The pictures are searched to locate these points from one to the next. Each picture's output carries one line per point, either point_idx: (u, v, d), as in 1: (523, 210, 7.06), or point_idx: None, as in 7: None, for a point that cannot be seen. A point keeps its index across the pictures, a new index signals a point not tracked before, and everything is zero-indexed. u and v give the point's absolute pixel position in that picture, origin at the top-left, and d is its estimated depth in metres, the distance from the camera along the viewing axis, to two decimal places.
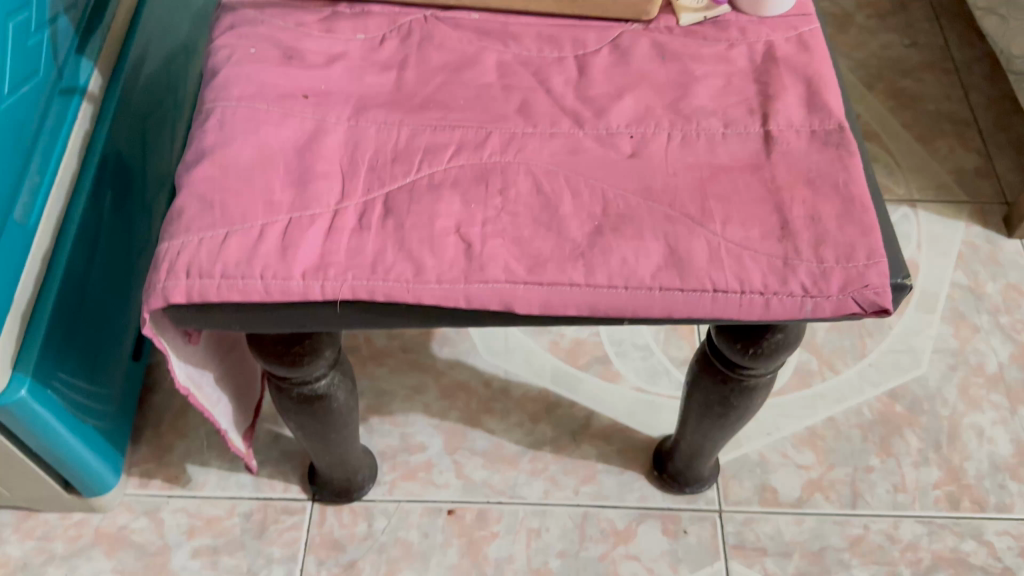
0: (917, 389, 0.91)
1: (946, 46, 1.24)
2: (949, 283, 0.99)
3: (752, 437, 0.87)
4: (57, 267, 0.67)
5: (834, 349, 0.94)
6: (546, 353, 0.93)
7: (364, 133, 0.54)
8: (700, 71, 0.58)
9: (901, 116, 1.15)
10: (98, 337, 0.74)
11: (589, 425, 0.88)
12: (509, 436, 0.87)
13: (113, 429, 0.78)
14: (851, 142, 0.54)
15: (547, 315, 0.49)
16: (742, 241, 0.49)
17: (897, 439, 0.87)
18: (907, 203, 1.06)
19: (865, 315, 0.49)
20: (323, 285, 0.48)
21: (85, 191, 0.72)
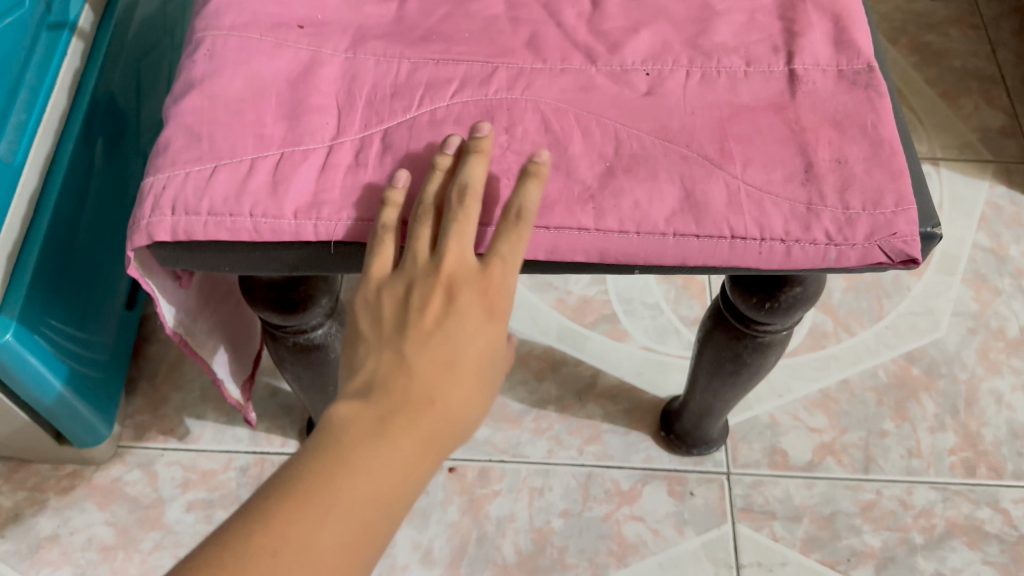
0: (935, 352, 0.88)
1: (973, 0, 1.19)
2: (971, 244, 0.96)
3: (762, 400, 0.85)
4: (45, 209, 0.65)
5: (850, 310, 0.91)
6: (552, 310, 0.90)
7: (362, 66, 0.51)
8: (721, 6, 0.54)
9: (926, 73, 1.11)
10: (89, 284, 0.71)
11: (595, 384, 0.86)
12: (513, 394, 0.85)
13: (106, 380, 0.76)
14: (882, 83, 0.50)
15: (553, 261, 0.46)
16: (764, 184, 0.46)
17: (912, 403, 0.85)
18: (930, 161, 1.03)
19: (892, 266, 0.46)
20: (317, 225, 0.45)
21: (75, 132, 0.68)
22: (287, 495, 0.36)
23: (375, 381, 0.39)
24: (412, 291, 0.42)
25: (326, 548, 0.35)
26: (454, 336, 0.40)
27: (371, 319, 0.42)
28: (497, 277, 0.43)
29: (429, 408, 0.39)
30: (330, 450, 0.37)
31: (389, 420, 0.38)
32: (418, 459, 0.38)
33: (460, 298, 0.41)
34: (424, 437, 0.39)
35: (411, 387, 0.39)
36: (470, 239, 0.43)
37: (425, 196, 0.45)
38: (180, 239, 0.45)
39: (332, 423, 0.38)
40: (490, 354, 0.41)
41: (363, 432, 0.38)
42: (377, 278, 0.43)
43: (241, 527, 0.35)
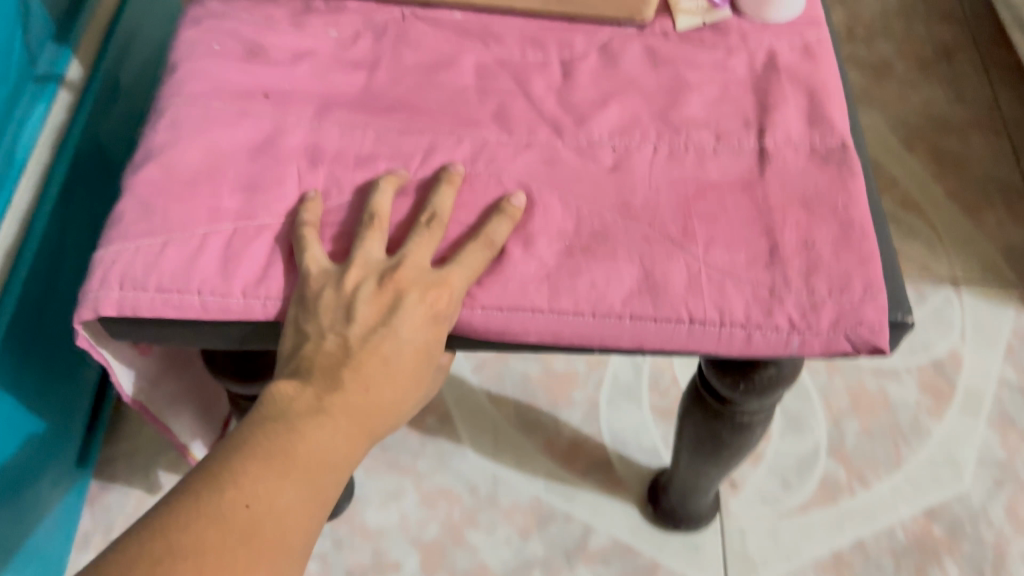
0: (960, 509, 0.82)
1: (996, 103, 1.13)
2: (997, 380, 0.90)
3: (770, 565, 0.79)
4: (19, 271, 0.64)
5: (866, 459, 0.85)
6: (538, 457, 0.85)
7: (326, 135, 0.50)
8: (693, 79, 0.53)
9: (946, 183, 1.05)
10: (55, 360, 0.71)
11: (584, 544, 0.80)
12: (490, 554, 0.80)
13: (50, 539, 0.76)
14: (855, 161, 0.49)
15: (506, 341, 0.45)
16: (726, 267, 0.45)
17: (935, 570, 0.79)
18: (950, 283, 0.97)
19: (859, 355, 0.44)
20: (265, 303, 0.44)
21: (51, 196, 0.67)
22: (246, 461, 0.38)
23: (314, 365, 0.41)
24: (359, 287, 0.42)
25: (288, 506, 0.37)
26: (395, 331, 0.41)
27: (317, 308, 0.42)
28: (452, 283, 0.43)
29: (365, 393, 0.40)
30: (278, 421, 0.39)
31: (330, 400, 0.40)
32: (362, 432, 0.40)
33: (409, 294, 0.41)
34: (364, 417, 0.40)
35: (350, 372, 0.40)
36: (430, 250, 0.44)
37: (379, 210, 0.46)
38: (126, 316, 0.43)
39: (275, 403, 0.40)
40: (431, 350, 0.42)
41: (306, 410, 0.40)
42: (321, 273, 0.43)
43: (205, 488, 0.37)
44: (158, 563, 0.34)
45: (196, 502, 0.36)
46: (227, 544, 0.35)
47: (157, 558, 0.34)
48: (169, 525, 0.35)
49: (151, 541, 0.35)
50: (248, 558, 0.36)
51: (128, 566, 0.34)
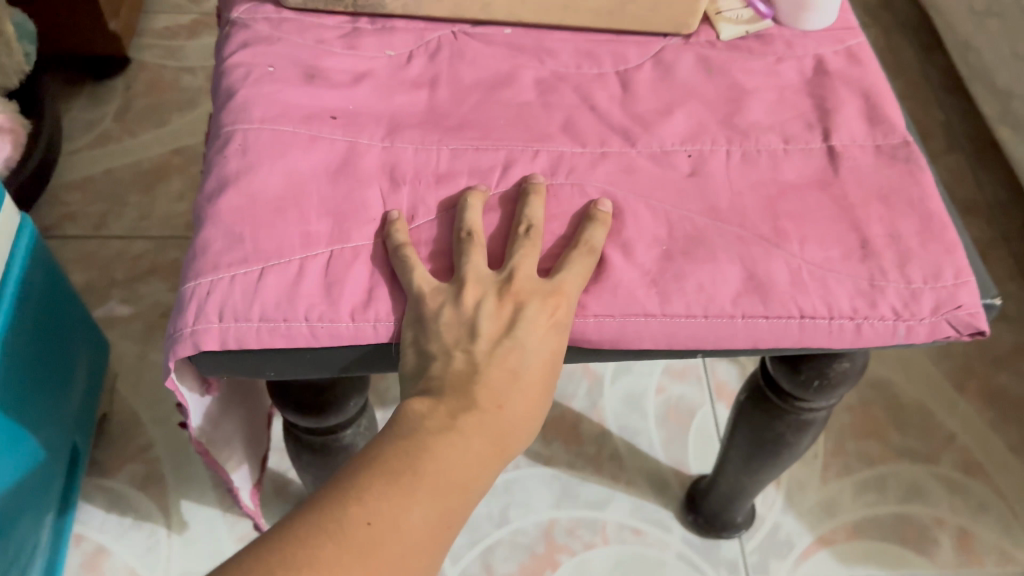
0: None
1: None
2: None
3: None
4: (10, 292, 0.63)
5: None
6: None
7: (401, 154, 0.49)
8: (750, 85, 0.55)
9: (1008, 434, 0.88)
10: (44, 385, 0.68)
11: None
12: None
13: None
14: (920, 157, 0.51)
15: (618, 349, 0.45)
16: (823, 262, 0.45)
17: None
18: None
19: (958, 338, 0.46)
20: (376, 326, 0.42)
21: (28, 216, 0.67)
22: (372, 479, 0.37)
23: (445, 383, 0.40)
24: (480, 303, 0.41)
25: (409, 527, 0.36)
26: (521, 343, 0.41)
27: (438, 326, 0.41)
28: (566, 292, 0.42)
29: (498, 410, 0.40)
30: (408, 443, 0.38)
31: (462, 419, 0.39)
32: (493, 453, 0.40)
33: (530, 306, 0.41)
34: (496, 437, 0.39)
35: (482, 388, 0.40)
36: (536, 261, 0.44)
37: (471, 223, 0.45)
38: (230, 348, 0.41)
39: (406, 420, 0.39)
40: (553, 363, 0.42)
41: (439, 428, 0.39)
42: (435, 292, 0.42)
43: (330, 504, 0.36)
44: (274, 572, 0.34)
45: (319, 516, 0.36)
46: (346, 560, 0.35)
47: (273, 571, 0.34)
48: (290, 537, 0.35)
49: (271, 549, 0.34)
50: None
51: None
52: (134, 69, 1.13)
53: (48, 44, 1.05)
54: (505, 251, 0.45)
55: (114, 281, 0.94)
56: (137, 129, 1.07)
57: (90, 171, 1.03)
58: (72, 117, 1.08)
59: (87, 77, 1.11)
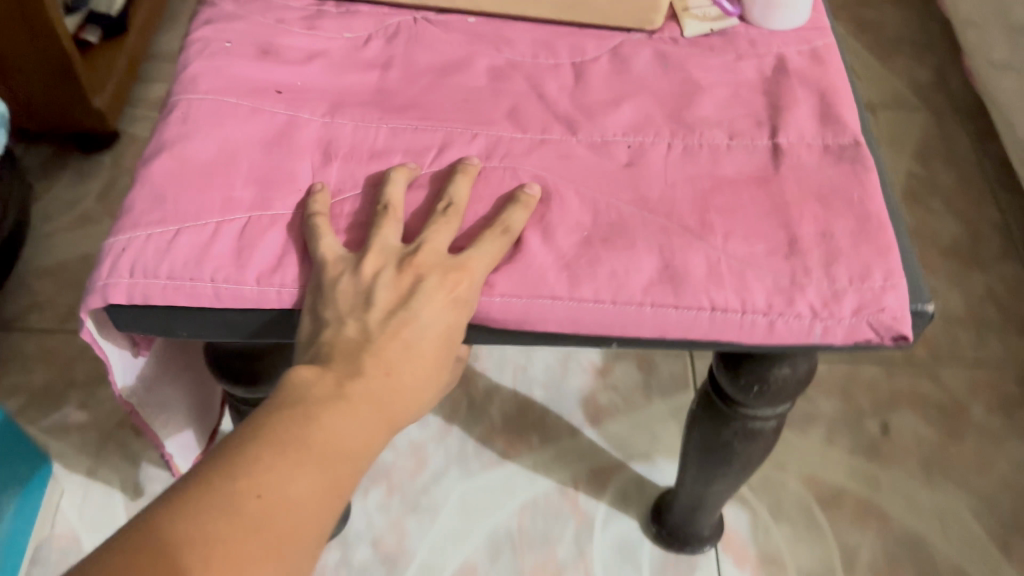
0: None
1: None
2: None
3: None
4: None
5: None
6: None
7: (339, 130, 0.50)
8: (704, 81, 0.54)
9: None
10: None
11: None
12: None
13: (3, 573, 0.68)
14: (869, 159, 0.49)
15: (525, 331, 0.44)
16: (745, 257, 0.44)
17: None
18: None
19: (881, 344, 0.44)
20: (280, 291, 0.42)
21: None
22: (260, 448, 0.36)
23: (334, 350, 0.40)
24: (378, 273, 0.41)
25: (302, 496, 0.36)
26: (417, 315, 0.40)
27: (334, 293, 0.41)
28: (471, 269, 0.42)
29: (387, 378, 0.39)
30: (294, 410, 0.38)
31: (350, 386, 0.39)
32: (382, 421, 0.39)
33: (429, 279, 0.41)
34: (384, 404, 0.39)
35: (371, 356, 0.39)
36: (446, 237, 0.43)
37: (388, 197, 0.45)
38: (136, 304, 0.43)
39: (293, 388, 0.39)
40: (452, 336, 0.41)
41: (326, 396, 0.38)
42: (337, 260, 0.42)
43: (216, 479, 0.35)
44: (166, 554, 0.33)
45: (206, 491, 0.35)
46: (239, 536, 0.34)
47: (163, 550, 0.33)
48: (176, 514, 0.34)
49: (159, 531, 0.34)
50: (258, 551, 0.34)
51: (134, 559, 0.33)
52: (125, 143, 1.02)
53: (32, 118, 0.95)
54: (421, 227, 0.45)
55: (73, 381, 0.84)
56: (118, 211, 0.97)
57: (65, 256, 0.93)
58: (53, 196, 0.98)
59: (74, 149, 1.01)
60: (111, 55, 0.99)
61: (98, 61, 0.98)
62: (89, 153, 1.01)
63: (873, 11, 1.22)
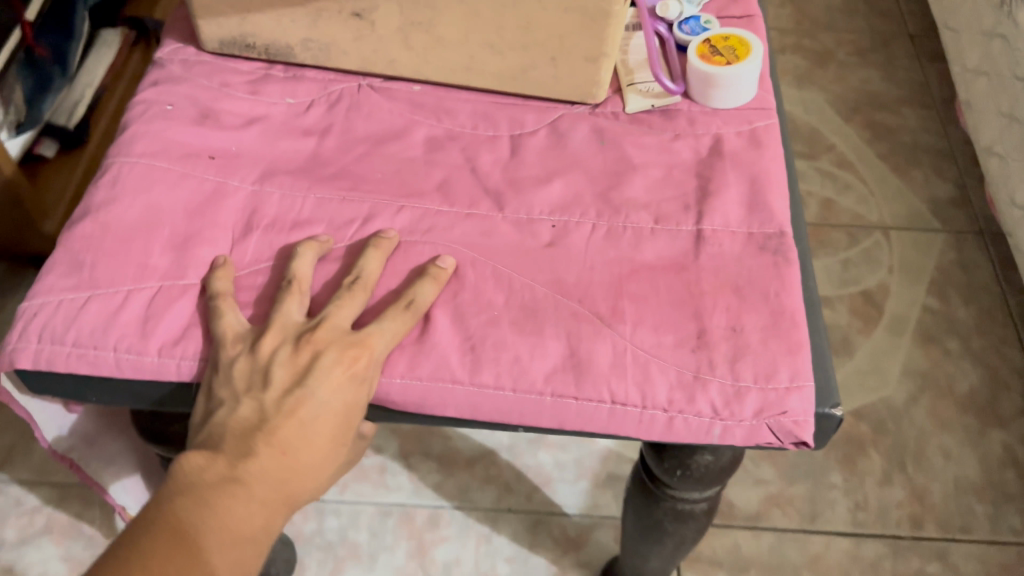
0: None
1: None
2: None
3: None
4: None
5: None
6: None
7: (266, 198, 0.50)
8: (638, 160, 0.54)
9: None
10: None
11: None
12: None
13: None
14: (791, 250, 0.48)
15: (426, 414, 0.44)
16: (652, 348, 0.44)
17: None
18: None
19: (785, 447, 0.43)
20: (180, 363, 0.43)
21: None
22: (153, 546, 0.36)
23: (227, 431, 0.40)
24: (275, 351, 0.41)
25: None
26: (313, 393, 0.40)
27: (230, 370, 0.41)
28: (371, 346, 0.42)
29: (281, 458, 0.39)
30: (187, 501, 0.38)
31: (242, 468, 0.38)
32: (280, 500, 0.39)
33: (326, 356, 0.41)
34: (279, 484, 0.39)
35: (264, 436, 0.39)
36: (350, 315, 0.43)
37: (295, 271, 0.45)
38: (40, 369, 0.43)
39: (185, 474, 0.39)
40: (350, 414, 0.41)
41: (218, 479, 0.38)
42: (236, 337, 0.42)
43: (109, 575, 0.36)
44: None
45: None
46: None
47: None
48: None
49: None
50: None
51: None
52: None
53: None
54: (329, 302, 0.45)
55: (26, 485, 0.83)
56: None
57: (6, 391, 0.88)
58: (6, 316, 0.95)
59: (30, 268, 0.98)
60: (66, 169, 0.95)
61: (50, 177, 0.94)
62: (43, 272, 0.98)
63: (891, 116, 1.12)
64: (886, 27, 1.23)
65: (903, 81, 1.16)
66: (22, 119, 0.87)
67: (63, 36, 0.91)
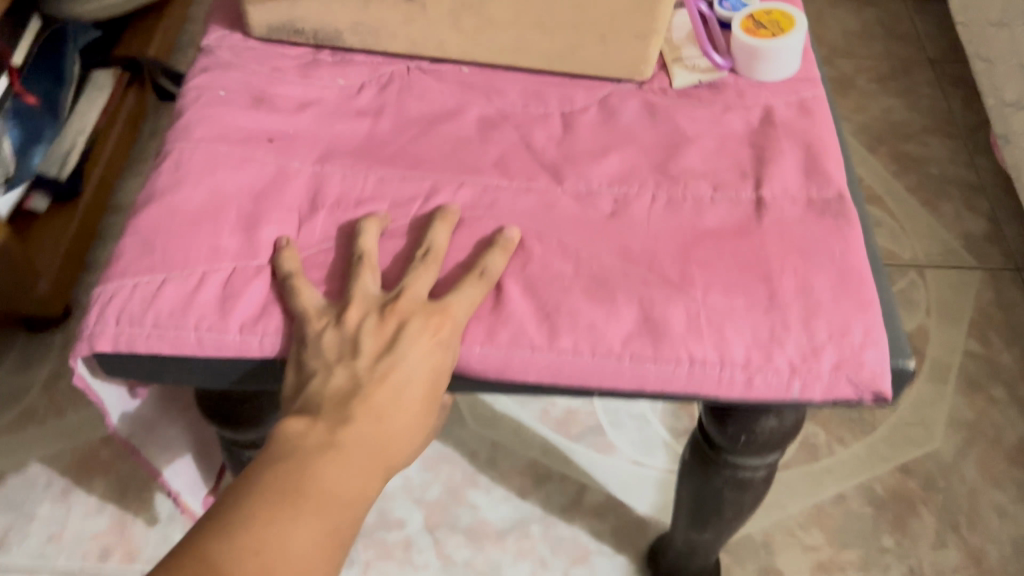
0: None
1: None
2: None
3: None
4: None
5: None
6: None
7: (328, 178, 0.51)
8: (691, 132, 0.54)
9: None
10: None
11: None
12: None
13: None
14: (851, 212, 0.49)
15: (504, 382, 0.44)
16: (725, 310, 0.44)
17: None
18: None
19: (864, 401, 0.44)
20: (262, 340, 0.43)
21: None
22: (257, 507, 0.37)
23: (323, 399, 0.40)
24: (362, 322, 0.42)
25: (303, 551, 0.36)
26: (403, 359, 0.41)
27: (319, 343, 0.42)
28: (453, 314, 0.43)
29: (378, 424, 0.39)
30: (289, 465, 0.38)
31: (342, 434, 0.39)
32: (377, 466, 0.39)
33: (412, 323, 0.42)
34: (377, 449, 0.39)
35: (360, 402, 0.40)
36: (427, 285, 0.44)
37: (361, 245, 0.45)
38: (121, 351, 0.43)
39: (286, 440, 0.39)
40: (437, 380, 0.42)
41: (318, 445, 0.38)
42: (319, 310, 0.43)
43: (214, 539, 0.36)
44: None
45: (209, 553, 0.35)
46: None
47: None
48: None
49: None
50: None
51: None
52: (74, 321, 0.93)
53: None
54: (401, 275, 0.45)
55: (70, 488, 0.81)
56: (67, 407, 0.87)
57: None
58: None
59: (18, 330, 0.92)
60: (37, 239, 0.88)
61: (23, 247, 0.87)
62: (36, 333, 0.92)
63: (918, 146, 1.09)
64: (906, 53, 1.20)
65: (927, 109, 1.13)
66: (13, 174, 0.85)
67: (52, 83, 0.92)
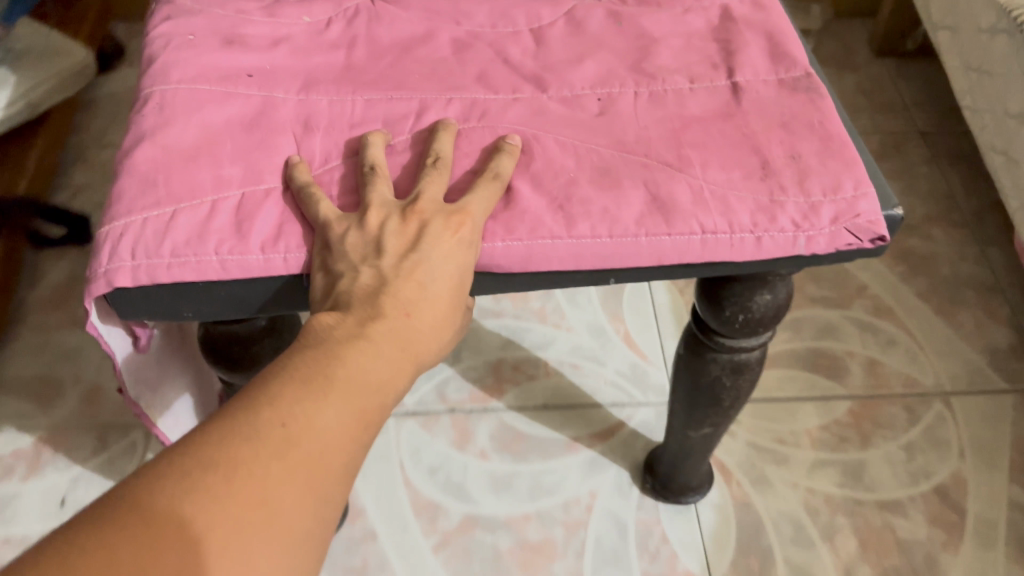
0: None
1: None
2: None
3: None
4: None
5: None
6: None
7: (316, 106, 0.51)
8: (658, 34, 0.56)
9: None
10: None
11: None
12: None
13: None
14: (821, 87, 0.52)
15: (527, 273, 0.46)
16: (725, 182, 0.47)
17: None
18: None
19: (861, 250, 0.47)
20: (286, 257, 0.43)
21: None
22: (285, 386, 0.36)
23: (353, 297, 0.40)
24: (384, 223, 0.42)
25: (326, 428, 0.35)
26: (427, 257, 0.41)
27: (344, 247, 0.42)
28: (472, 212, 0.43)
29: (406, 318, 0.39)
30: (319, 353, 0.38)
31: (372, 327, 0.39)
32: (406, 361, 0.39)
33: (434, 223, 0.42)
34: (405, 345, 0.39)
35: (388, 298, 0.40)
36: (442, 188, 0.45)
37: (372, 157, 0.46)
38: (141, 284, 0.43)
39: (316, 332, 0.39)
40: (461, 277, 0.42)
41: (348, 336, 0.38)
42: (339, 217, 0.43)
43: (238, 410, 0.35)
44: (189, 473, 0.32)
45: (233, 420, 0.34)
46: (262, 460, 0.33)
47: (187, 471, 0.32)
48: (204, 442, 0.33)
49: (185, 452, 0.33)
50: (281, 475, 0.33)
51: (153, 482, 0.32)
52: None
53: None
54: (413, 184, 0.46)
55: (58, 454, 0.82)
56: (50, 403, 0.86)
57: None
58: None
59: None
60: None
61: None
62: None
63: (920, 241, 1.00)
64: None
65: (927, 192, 1.05)
66: None
67: None
